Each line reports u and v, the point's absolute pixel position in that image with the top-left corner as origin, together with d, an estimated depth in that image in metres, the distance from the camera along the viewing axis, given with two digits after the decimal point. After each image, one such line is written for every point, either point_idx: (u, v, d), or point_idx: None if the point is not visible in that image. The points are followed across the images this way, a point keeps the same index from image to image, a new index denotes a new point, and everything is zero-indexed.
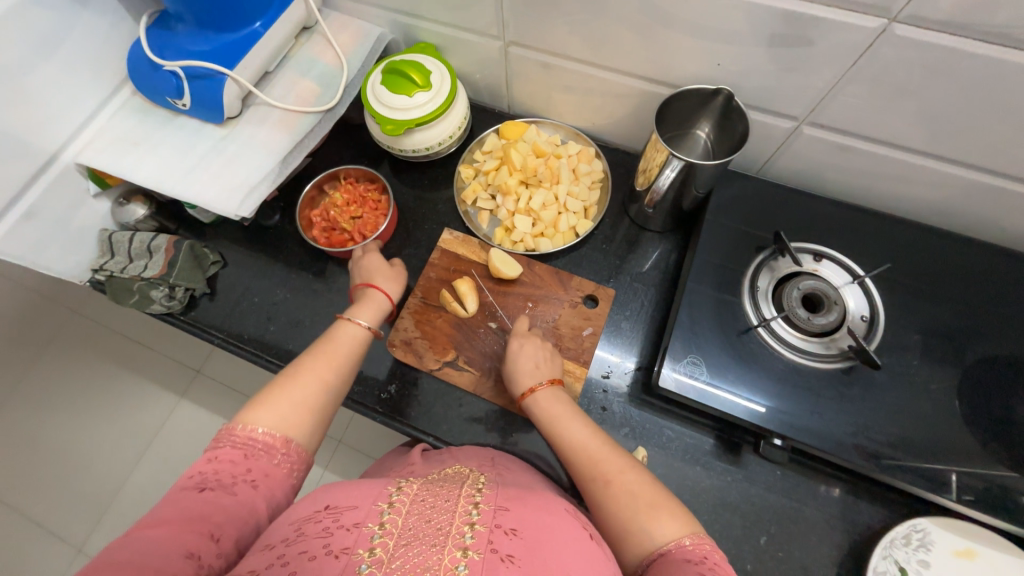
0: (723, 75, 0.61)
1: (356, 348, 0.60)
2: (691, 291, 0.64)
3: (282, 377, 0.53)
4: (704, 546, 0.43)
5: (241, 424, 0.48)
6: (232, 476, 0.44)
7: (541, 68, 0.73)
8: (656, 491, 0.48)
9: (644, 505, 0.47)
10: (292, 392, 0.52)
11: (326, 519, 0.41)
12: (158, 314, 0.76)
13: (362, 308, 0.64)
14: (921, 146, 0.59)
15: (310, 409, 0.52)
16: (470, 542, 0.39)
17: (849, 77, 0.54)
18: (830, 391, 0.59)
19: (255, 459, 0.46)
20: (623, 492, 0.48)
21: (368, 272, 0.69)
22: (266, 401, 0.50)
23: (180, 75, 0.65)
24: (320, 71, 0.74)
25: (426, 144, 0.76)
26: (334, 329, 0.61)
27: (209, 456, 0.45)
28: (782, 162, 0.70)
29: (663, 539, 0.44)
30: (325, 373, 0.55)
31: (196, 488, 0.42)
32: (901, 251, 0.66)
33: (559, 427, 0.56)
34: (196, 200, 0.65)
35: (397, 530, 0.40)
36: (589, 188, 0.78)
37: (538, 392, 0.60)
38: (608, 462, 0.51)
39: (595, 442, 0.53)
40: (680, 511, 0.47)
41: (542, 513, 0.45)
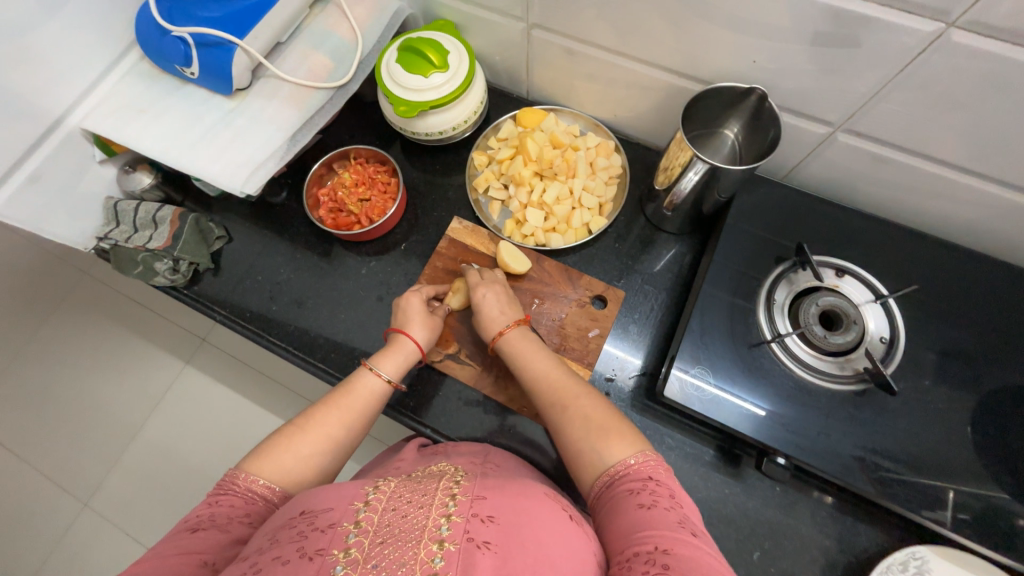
0: (758, 73, 0.58)
1: (373, 403, 0.59)
2: (704, 299, 0.62)
3: (291, 427, 0.54)
4: (649, 463, 0.45)
5: (246, 472, 0.50)
6: (227, 517, 0.47)
7: (565, 54, 0.70)
8: (609, 415, 0.50)
9: (595, 429, 0.49)
10: (297, 446, 0.53)
11: (300, 524, 0.41)
12: (161, 287, 0.75)
13: (386, 357, 0.62)
14: (963, 162, 0.55)
15: (312, 470, 0.52)
16: (446, 534, 0.39)
17: (894, 84, 0.51)
18: (840, 412, 0.57)
19: (254, 506, 0.48)
20: (578, 416, 0.50)
21: (405, 315, 0.65)
22: (271, 454, 0.52)
23: (189, 42, 0.62)
24: (334, 45, 0.71)
25: (439, 128, 0.74)
26: (355, 378, 0.60)
27: (210, 500, 0.48)
28: (812, 169, 0.66)
29: (613, 459, 0.46)
30: (333, 430, 0.55)
31: (190, 529, 0.45)
32: (929, 271, 0.63)
33: (525, 363, 0.57)
34: (201, 175, 0.63)
35: (372, 527, 0.41)
36: (605, 183, 0.75)
37: (506, 334, 0.61)
38: (568, 389, 0.53)
39: (556, 374, 0.55)
40: (629, 432, 0.48)
41: (522, 497, 0.44)
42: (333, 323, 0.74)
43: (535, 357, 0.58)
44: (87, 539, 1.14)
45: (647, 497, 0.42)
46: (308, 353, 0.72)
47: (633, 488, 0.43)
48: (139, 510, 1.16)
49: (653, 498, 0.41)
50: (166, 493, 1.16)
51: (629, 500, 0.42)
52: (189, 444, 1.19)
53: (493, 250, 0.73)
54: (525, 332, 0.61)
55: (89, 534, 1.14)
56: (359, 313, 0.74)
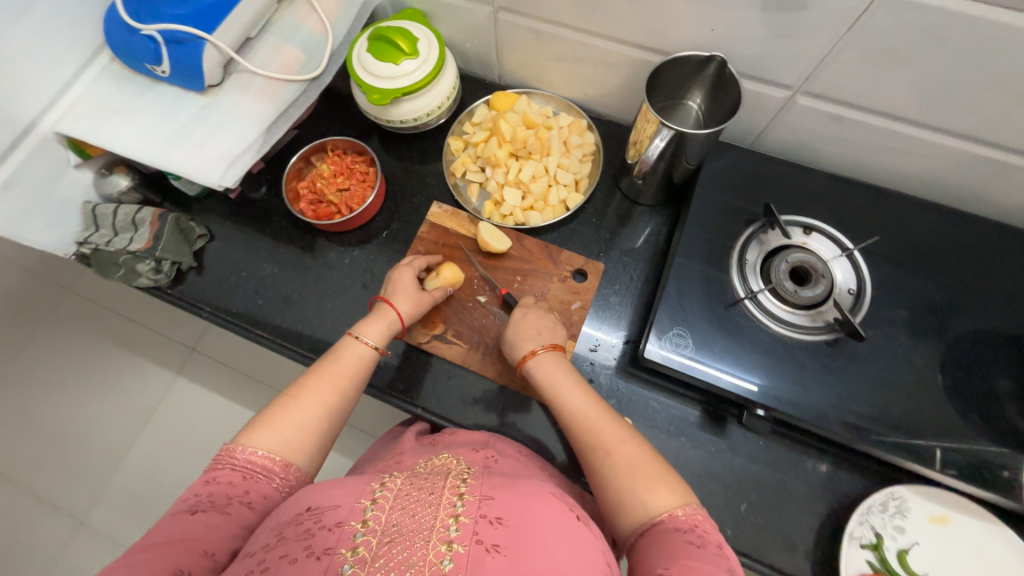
0: (716, 42, 0.60)
1: (362, 368, 0.60)
2: (679, 264, 0.64)
3: (282, 398, 0.55)
4: (696, 516, 0.45)
5: (243, 445, 0.51)
6: (226, 498, 0.48)
7: (532, 35, 0.71)
8: (654, 460, 0.50)
9: (642, 475, 0.48)
10: (291, 415, 0.53)
11: (306, 522, 0.43)
12: (145, 288, 0.75)
13: (373, 323, 0.63)
14: (915, 116, 0.58)
15: (310, 436, 0.53)
16: (454, 535, 0.41)
17: (844, 44, 0.53)
18: (814, 363, 0.59)
19: (253, 482, 0.49)
20: (623, 462, 0.49)
21: (393, 288, 0.66)
22: (267, 425, 0.52)
23: (157, 39, 0.63)
24: (304, 38, 0.72)
25: (414, 115, 0.75)
26: (342, 345, 0.61)
27: (207, 478, 0.49)
28: (776, 134, 0.69)
29: (655, 508, 0.46)
30: (326, 396, 0.56)
31: (190, 510, 0.46)
32: (892, 225, 0.65)
33: (560, 396, 0.57)
34: (178, 171, 0.64)
35: (380, 528, 0.42)
36: (580, 160, 0.77)
37: (537, 356, 0.61)
38: (608, 432, 0.52)
39: (593, 410, 0.54)
40: (677, 484, 0.48)
41: (531, 495, 0.45)
42: (320, 314, 0.75)
43: (573, 390, 0.57)
44: (86, 555, 1.13)
45: (695, 536, 0.43)
46: (296, 344, 0.73)
47: (680, 528, 0.44)
48: (137, 521, 1.15)
49: (700, 539, 0.43)
50: (164, 503, 1.16)
51: (676, 537, 0.43)
52: (184, 452, 1.19)
53: (474, 233, 0.74)
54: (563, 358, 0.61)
55: (87, 550, 1.13)
56: (345, 302, 0.75)
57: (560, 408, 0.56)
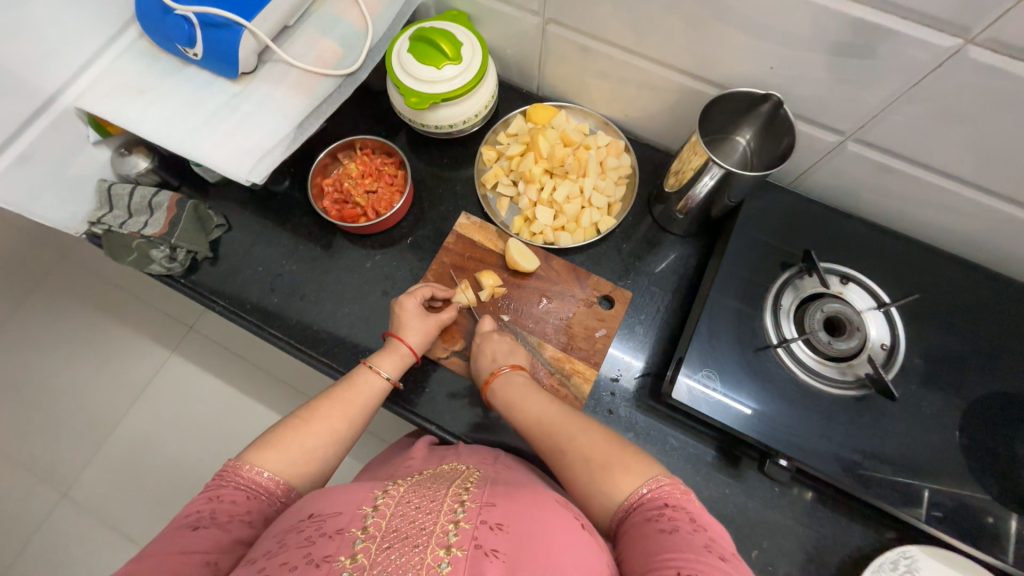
0: (773, 79, 0.58)
1: (375, 398, 0.59)
2: (712, 302, 0.63)
3: (293, 419, 0.54)
4: (662, 491, 0.44)
5: (249, 464, 0.49)
6: (229, 515, 0.46)
7: (579, 50, 0.69)
8: (613, 449, 0.49)
9: (597, 466, 0.48)
10: (302, 438, 0.52)
11: (308, 529, 0.42)
12: (157, 275, 0.73)
13: (383, 356, 0.62)
14: (968, 175, 0.57)
15: (315, 461, 0.52)
16: (454, 540, 0.40)
17: (907, 97, 0.52)
18: (840, 417, 0.59)
19: (255, 501, 0.47)
20: (577, 456, 0.50)
21: (402, 319, 0.65)
22: (275, 445, 0.51)
23: (192, 21, 0.60)
24: (343, 30, 0.70)
25: (450, 121, 0.73)
26: (356, 375, 0.60)
27: (209, 495, 0.47)
28: (818, 176, 0.67)
29: (625, 494, 0.46)
30: (337, 423, 0.55)
31: (190, 526, 0.44)
32: (928, 281, 0.64)
33: (515, 408, 0.57)
34: (203, 161, 0.61)
35: (380, 532, 0.41)
36: (615, 183, 0.75)
37: (501, 375, 0.61)
38: (565, 429, 0.53)
39: (549, 412, 0.55)
40: (636, 462, 0.48)
41: (530, 504, 0.45)
42: (336, 316, 0.73)
43: (533, 398, 0.57)
44: (68, 533, 1.11)
45: (666, 522, 0.42)
46: (309, 346, 0.71)
47: (651, 517, 0.43)
48: (123, 502, 1.13)
49: (672, 524, 0.41)
50: (151, 486, 1.14)
51: (648, 528, 0.42)
52: (176, 435, 1.17)
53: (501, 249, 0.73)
54: (526, 377, 0.61)
55: (71, 525, 1.11)
56: (363, 307, 0.73)
57: (519, 421, 0.57)
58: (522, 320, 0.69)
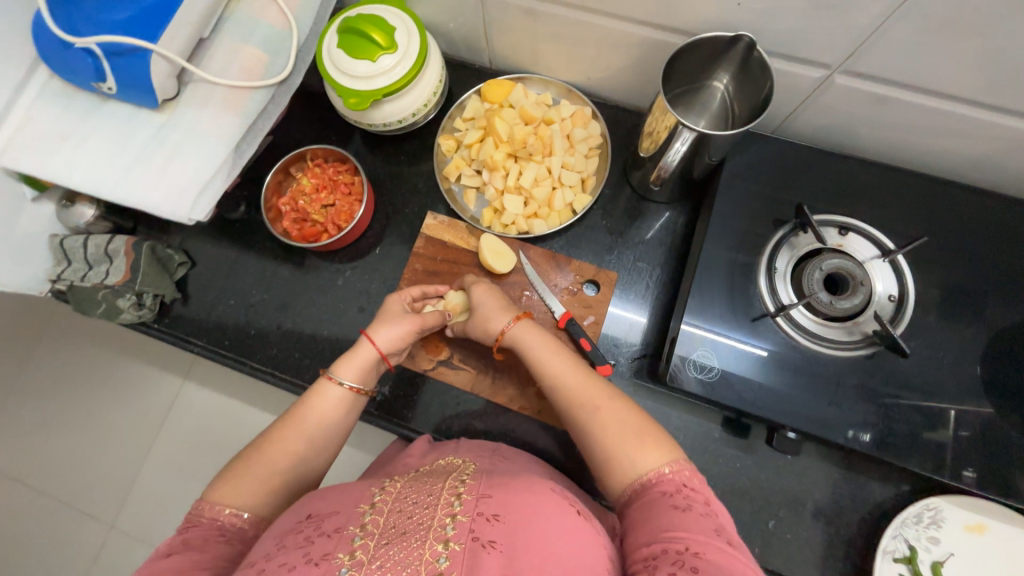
0: (742, 17, 0.51)
1: (341, 410, 0.54)
2: (701, 273, 0.59)
3: (251, 447, 0.50)
4: (684, 473, 0.42)
5: (210, 502, 0.46)
6: (202, 539, 0.44)
7: (526, 14, 0.62)
8: (639, 419, 0.46)
9: (630, 434, 0.45)
10: (260, 463, 0.49)
11: (306, 530, 0.42)
12: (130, 323, 0.71)
13: (347, 361, 0.56)
14: (975, 95, 0.50)
15: (276, 483, 0.49)
16: (451, 534, 0.39)
17: (900, 14, 0.45)
18: (850, 379, 0.55)
19: (226, 529, 0.45)
20: (608, 419, 0.46)
21: (381, 313, 0.61)
22: (235, 477, 0.48)
23: (97, 53, 0.55)
24: (264, 33, 0.63)
25: (397, 116, 0.67)
26: (319, 386, 0.54)
27: (181, 530, 0.45)
28: (807, 117, 0.61)
29: (644, 469, 0.43)
30: (296, 441, 0.50)
31: (163, 554, 0.42)
32: (937, 217, 0.59)
33: (541, 361, 0.53)
34: (142, 204, 0.58)
35: (378, 529, 0.40)
36: (586, 156, 0.70)
37: (510, 331, 0.57)
38: (590, 393, 0.49)
39: (575, 373, 0.51)
40: (663, 439, 0.45)
41: (529, 491, 0.43)
42: (317, 340, 0.70)
43: (556, 357, 0.53)
44: None
45: (680, 499, 0.40)
46: (295, 374, 0.69)
47: (667, 491, 0.41)
48: None
49: (686, 502, 0.40)
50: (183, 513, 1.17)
51: (662, 502, 0.40)
52: None
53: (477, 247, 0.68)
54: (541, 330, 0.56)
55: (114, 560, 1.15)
56: (342, 326, 0.71)
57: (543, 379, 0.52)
58: None
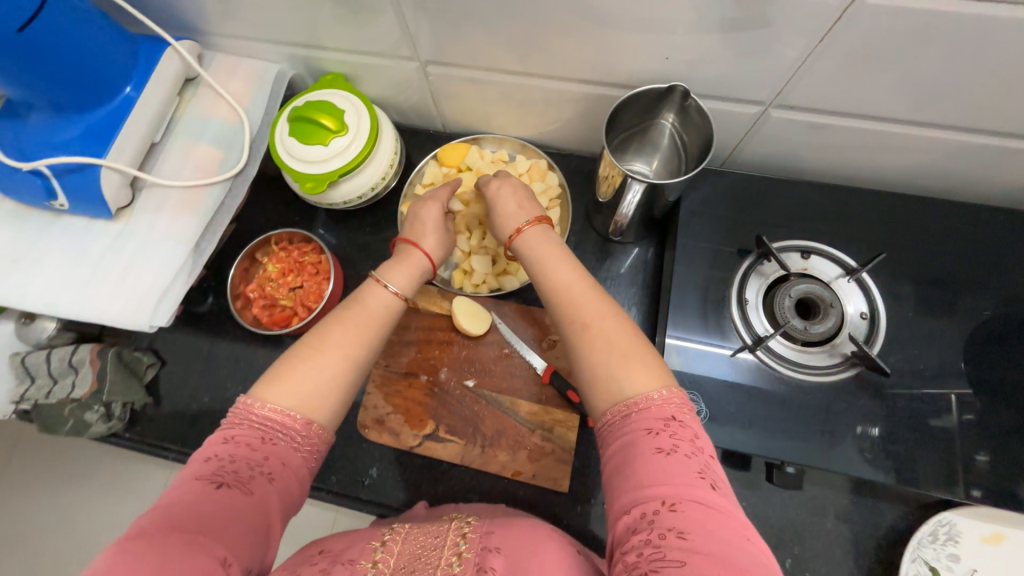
0: (673, 68, 0.53)
1: (388, 315, 0.52)
2: (675, 314, 0.58)
3: (300, 349, 0.46)
4: (674, 400, 0.39)
5: (257, 399, 0.43)
6: (250, 468, 0.40)
7: (470, 83, 0.64)
8: (635, 340, 0.43)
9: (616, 355, 0.42)
10: (309, 370, 0.45)
11: (320, 561, 0.43)
12: (100, 436, 0.68)
13: (397, 270, 0.55)
14: (904, 114, 0.52)
15: (334, 390, 0.45)
16: (458, 568, 0.43)
17: (818, 53, 0.47)
18: (840, 404, 0.53)
19: (274, 448, 0.41)
20: (598, 339, 0.43)
21: (415, 224, 0.60)
22: (282, 379, 0.44)
23: (46, 174, 0.55)
24: (216, 130, 0.64)
25: (356, 192, 0.67)
26: (363, 289, 0.52)
27: (225, 436, 0.41)
28: (753, 148, 0.63)
29: (630, 391, 0.40)
30: (352, 348, 0.47)
31: (213, 482, 0.38)
32: (894, 229, 0.60)
33: (546, 267, 0.50)
34: (101, 318, 0.56)
35: (389, 568, 0.43)
36: (547, 206, 0.70)
37: (524, 233, 0.55)
38: (585, 307, 0.45)
39: (578, 283, 0.48)
40: (653, 361, 0.42)
41: (529, 525, 0.47)
42: None
43: (560, 266, 0.50)
44: None
45: (667, 441, 0.37)
46: None
47: (651, 429, 0.38)
48: None
49: (671, 443, 0.37)
50: None
51: (642, 438, 0.38)
52: None
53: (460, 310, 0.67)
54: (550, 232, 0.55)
55: None
56: None
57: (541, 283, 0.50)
58: (488, 378, 0.64)
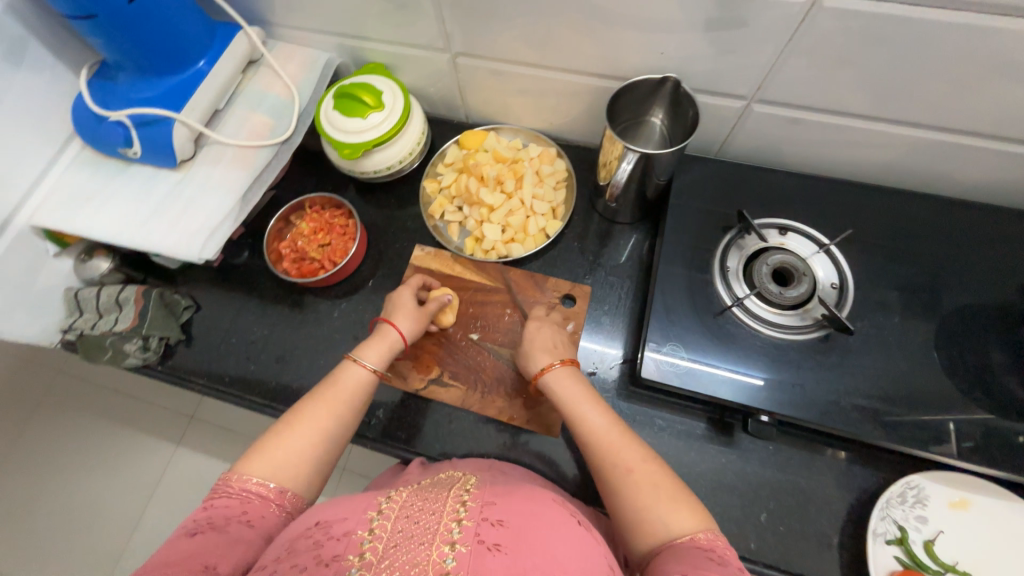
0: (668, 63, 0.62)
1: (361, 391, 0.58)
2: (663, 279, 0.65)
3: (281, 423, 0.53)
4: (717, 540, 0.43)
5: (239, 473, 0.49)
6: (226, 519, 0.45)
7: (492, 75, 0.73)
8: (673, 482, 0.47)
9: (662, 496, 0.46)
10: (288, 440, 0.51)
11: (315, 534, 0.43)
12: (135, 367, 0.74)
13: (369, 346, 0.61)
14: (869, 111, 0.60)
15: (307, 463, 0.51)
16: (457, 536, 0.41)
17: (789, 52, 0.55)
18: (810, 360, 0.60)
19: (250, 505, 0.47)
20: (643, 484, 0.47)
21: (393, 307, 0.66)
22: (262, 451, 0.50)
23: (127, 124, 0.65)
24: (270, 103, 0.74)
25: (386, 163, 0.76)
26: (341, 370, 0.59)
27: (206, 503, 0.47)
28: (740, 141, 0.71)
29: (679, 531, 0.44)
30: (326, 421, 0.53)
31: (189, 534, 0.44)
32: (865, 216, 0.67)
33: (579, 410, 0.54)
34: (158, 248, 0.64)
35: (386, 533, 0.42)
36: (554, 188, 0.78)
37: (553, 370, 0.59)
38: (625, 454, 0.49)
39: (610, 428, 0.52)
40: (695, 504, 0.46)
41: (529, 501, 0.46)
42: (314, 371, 0.74)
43: (590, 410, 0.54)
44: None
45: (717, 554, 0.41)
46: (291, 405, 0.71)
47: (714, 557, 0.40)
48: None
49: (721, 556, 0.41)
50: None
51: (698, 554, 0.41)
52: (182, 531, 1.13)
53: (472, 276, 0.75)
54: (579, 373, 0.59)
55: None
56: (338, 355, 0.75)
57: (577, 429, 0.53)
58: (492, 334, 0.71)
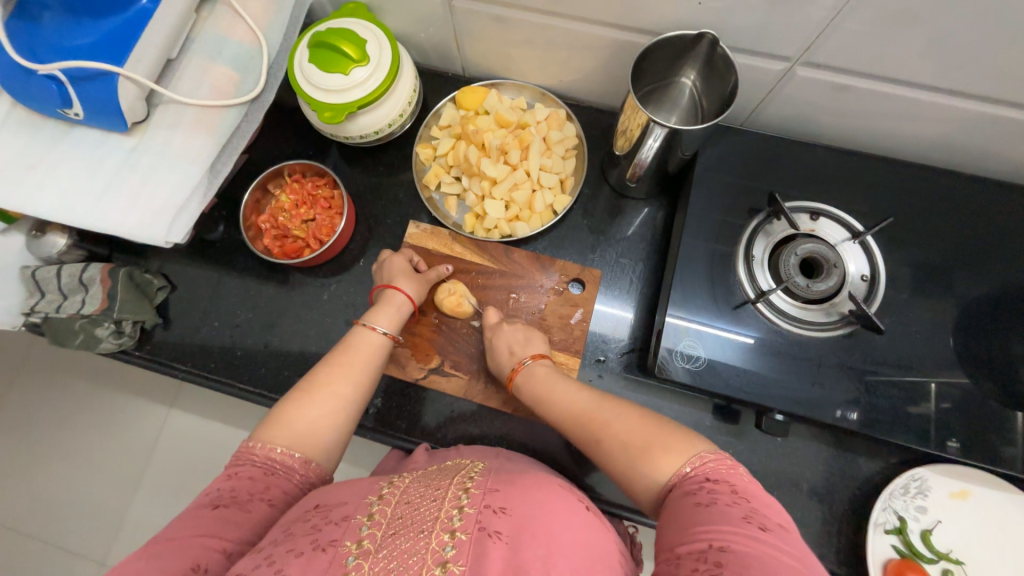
0: (705, 14, 0.52)
1: (375, 357, 0.57)
2: (682, 268, 0.60)
3: (298, 391, 0.52)
4: (705, 468, 0.41)
5: (262, 443, 0.47)
6: (248, 493, 0.44)
7: (495, 22, 0.63)
8: (652, 426, 0.46)
9: (639, 447, 0.45)
10: (308, 408, 0.50)
11: (314, 518, 0.42)
12: (111, 352, 0.69)
13: (377, 313, 0.61)
14: (929, 79, 0.52)
15: (328, 430, 0.50)
16: (458, 524, 0.39)
17: (851, 7, 0.46)
18: (833, 358, 0.57)
19: (275, 477, 0.46)
20: (615, 441, 0.47)
21: (390, 272, 0.65)
22: (284, 420, 0.49)
23: (62, 79, 0.54)
24: (233, 52, 0.63)
25: (374, 127, 0.67)
26: (352, 336, 0.59)
27: (226, 474, 0.45)
28: (774, 108, 0.63)
29: (666, 474, 0.42)
30: (343, 387, 0.53)
31: (210, 505, 0.42)
32: (902, 197, 0.61)
33: (548, 399, 0.55)
34: (118, 229, 0.57)
35: (385, 520, 0.41)
36: (563, 157, 0.71)
37: (523, 368, 0.59)
38: (599, 415, 0.50)
39: (581, 400, 0.52)
40: (681, 438, 0.44)
41: (533, 487, 0.43)
42: (305, 357, 0.70)
43: (562, 388, 0.55)
44: None
45: (704, 495, 0.39)
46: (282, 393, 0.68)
47: (698, 500, 0.38)
48: None
49: (710, 496, 0.38)
50: None
51: (687, 501, 0.39)
52: None
53: (472, 256, 0.69)
54: (548, 367, 0.59)
55: None
56: (330, 340, 0.70)
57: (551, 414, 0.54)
58: None
